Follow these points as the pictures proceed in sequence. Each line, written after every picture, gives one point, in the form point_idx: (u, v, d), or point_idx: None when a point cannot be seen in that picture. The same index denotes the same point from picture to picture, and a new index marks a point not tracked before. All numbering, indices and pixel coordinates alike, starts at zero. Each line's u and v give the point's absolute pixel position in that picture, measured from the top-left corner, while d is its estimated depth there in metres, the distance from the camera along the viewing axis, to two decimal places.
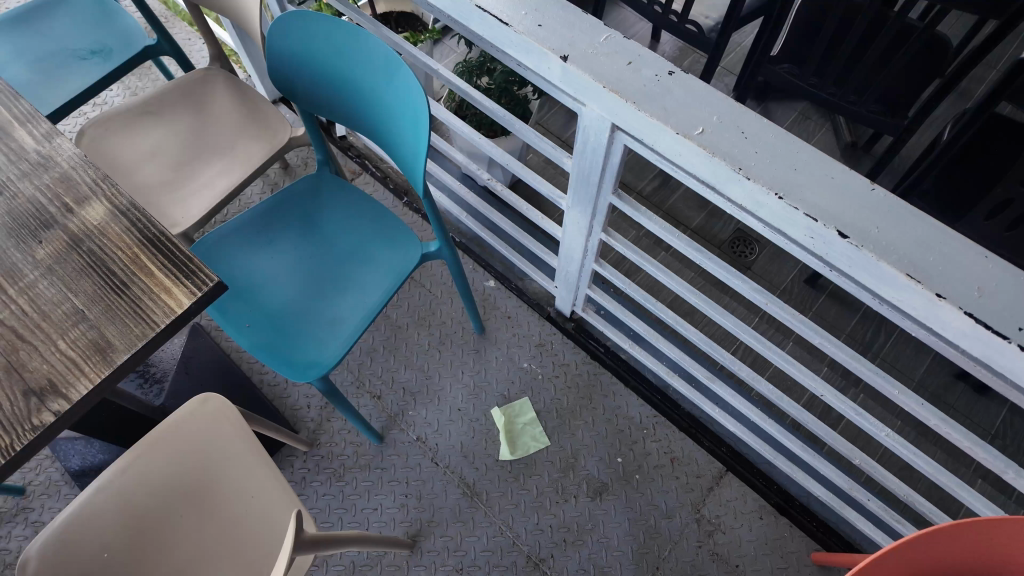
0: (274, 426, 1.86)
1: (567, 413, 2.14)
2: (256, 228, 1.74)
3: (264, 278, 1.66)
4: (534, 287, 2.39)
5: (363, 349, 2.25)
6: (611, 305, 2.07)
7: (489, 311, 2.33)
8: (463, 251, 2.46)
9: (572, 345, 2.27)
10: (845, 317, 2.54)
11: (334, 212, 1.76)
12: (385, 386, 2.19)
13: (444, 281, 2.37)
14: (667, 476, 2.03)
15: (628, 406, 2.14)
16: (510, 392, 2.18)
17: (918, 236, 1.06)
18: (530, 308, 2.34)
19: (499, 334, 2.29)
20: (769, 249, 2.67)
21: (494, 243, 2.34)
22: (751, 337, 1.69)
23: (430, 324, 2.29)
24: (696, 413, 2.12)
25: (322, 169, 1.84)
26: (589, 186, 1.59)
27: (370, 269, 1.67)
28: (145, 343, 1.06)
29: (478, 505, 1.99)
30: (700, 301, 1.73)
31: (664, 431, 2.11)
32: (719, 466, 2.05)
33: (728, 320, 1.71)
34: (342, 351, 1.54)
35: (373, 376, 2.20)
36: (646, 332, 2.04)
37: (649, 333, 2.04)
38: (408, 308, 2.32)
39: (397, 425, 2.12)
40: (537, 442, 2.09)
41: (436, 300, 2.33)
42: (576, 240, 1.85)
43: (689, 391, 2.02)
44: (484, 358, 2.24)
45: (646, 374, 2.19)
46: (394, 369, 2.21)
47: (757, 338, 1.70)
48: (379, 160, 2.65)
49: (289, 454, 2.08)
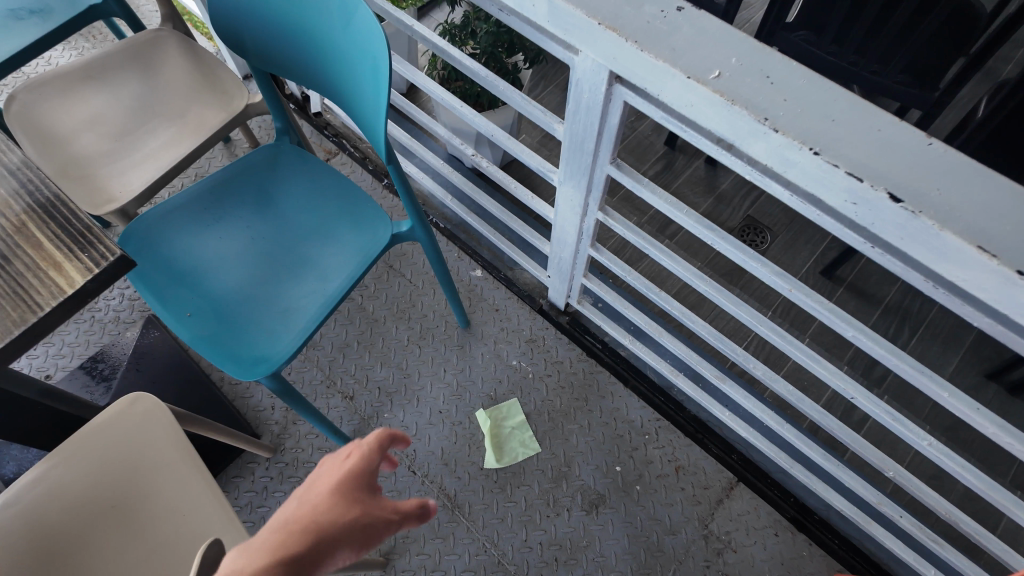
0: (229, 432, 1.65)
1: (560, 417, 1.92)
2: (205, 204, 1.53)
3: (212, 261, 1.45)
4: (524, 277, 2.17)
5: (335, 345, 2.04)
6: (609, 296, 1.86)
7: (475, 303, 2.12)
8: (448, 238, 2.25)
9: (567, 340, 2.06)
10: (865, 311, 2.32)
11: (294, 187, 1.55)
12: (359, 385, 1.97)
13: (425, 269, 2.16)
14: (671, 488, 1.81)
15: (628, 408, 1.93)
16: (497, 392, 1.97)
17: (989, 199, 0.85)
18: (520, 300, 2.13)
19: (485, 329, 2.07)
20: (782, 238, 2.46)
21: (481, 228, 2.12)
22: (769, 328, 1.46)
23: (410, 317, 2.08)
24: (703, 417, 1.90)
25: (281, 139, 1.63)
26: (583, 154, 1.38)
27: (332, 251, 1.46)
28: (24, 331, 0.85)
29: (459, 519, 1.78)
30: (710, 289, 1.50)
31: (667, 436, 1.89)
32: (730, 477, 1.84)
33: (744, 310, 1.48)
34: (295, 344, 1.33)
35: (345, 374, 1.99)
36: (648, 324, 1.82)
37: (651, 326, 1.82)
38: (385, 300, 2.11)
39: (370, 428, 1.91)
40: (528, 448, 1.87)
41: (416, 291, 2.12)
42: (570, 221, 1.63)
43: (695, 392, 1.81)
44: (468, 354, 2.03)
45: (647, 373, 1.97)
46: (369, 367, 2.00)
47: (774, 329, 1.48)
48: (357, 139, 2.45)
49: (250, 461, 1.87)
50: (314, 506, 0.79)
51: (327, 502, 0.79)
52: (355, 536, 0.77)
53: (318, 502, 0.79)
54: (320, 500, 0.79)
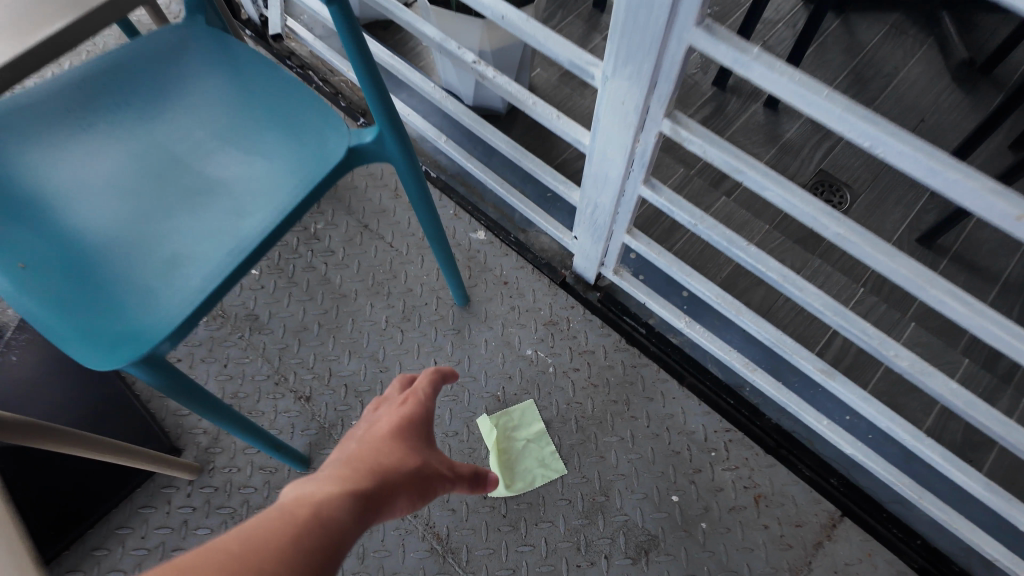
0: (139, 454, 1.16)
1: (593, 427, 1.41)
2: (69, 103, 1.01)
3: (71, 186, 0.94)
4: (541, 241, 1.65)
5: (287, 329, 1.51)
6: (662, 261, 1.34)
7: (476, 274, 1.58)
8: (442, 190, 1.71)
9: (599, 323, 1.54)
10: (979, 289, 1.81)
11: (207, 83, 1.03)
12: (318, 383, 1.45)
13: (411, 230, 1.64)
14: (749, 528, 1.30)
15: (685, 415, 1.42)
16: (505, 393, 1.45)
17: None
18: (536, 271, 1.60)
19: (490, 308, 1.55)
20: (864, 199, 1.95)
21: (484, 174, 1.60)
22: (947, 290, 0.87)
23: (389, 293, 1.56)
24: (790, 427, 1.39)
25: (193, 18, 1.11)
26: (653, 16, 0.85)
27: (257, 173, 0.94)
28: None
29: (453, 570, 1.27)
30: (845, 233, 0.93)
31: (741, 453, 1.37)
32: (832, 510, 1.32)
33: (905, 266, 0.89)
34: (186, 315, 0.82)
35: (300, 367, 1.47)
36: (719, 299, 1.29)
37: (724, 301, 1.29)
38: (358, 269, 1.59)
39: (333, 440, 1.39)
40: (550, 471, 1.36)
41: (399, 258, 1.60)
42: (616, 142, 1.11)
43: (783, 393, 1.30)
44: (467, 341, 1.51)
45: (709, 366, 1.46)
46: (332, 358, 1.48)
47: (955, 292, 0.88)
48: (328, 71, 1.94)
49: (165, 485, 1.36)
50: (375, 445, 0.68)
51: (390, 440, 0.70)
52: (420, 477, 0.68)
53: (383, 440, 0.69)
54: (385, 436, 0.70)
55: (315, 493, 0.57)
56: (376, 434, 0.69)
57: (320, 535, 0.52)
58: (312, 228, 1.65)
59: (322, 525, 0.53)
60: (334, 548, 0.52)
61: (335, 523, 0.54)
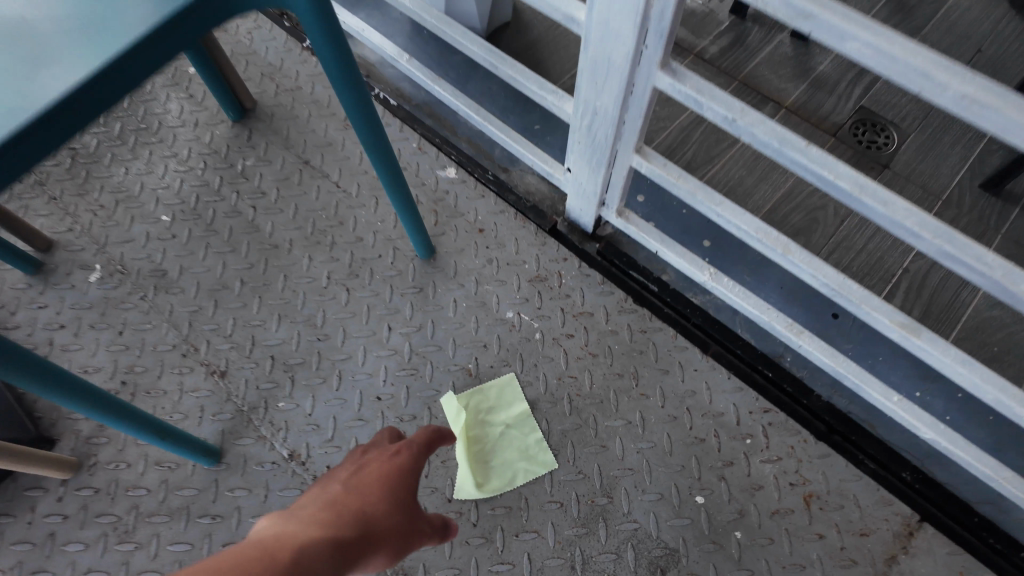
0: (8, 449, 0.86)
1: (591, 408, 1.09)
2: None
3: None
4: (525, 180, 1.32)
5: (202, 288, 1.19)
6: (682, 188, 1.01)
7: (443, 219, 1.25)
8: (404, 120, 1.37)
9: (599, 279, 1.21)
10: None
11: None
12: (237, 354, 1.13)
13: (363, 167, 1.31)
14: (799, 538, 0.98)
15: (711, 392, 1.10)
16: (479, 366, 1.13)
17: None
18: (520, 216, 1.27)
19: (460, 261, 1.22)
20: (913, 141, 1.64)
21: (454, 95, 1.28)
22: None
23: (332, 243, 1.23)
24: (845, 407, 1.09)
25: None
26: None
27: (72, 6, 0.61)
28: None
29: None
30: (982, 96, 0.60)
31: (784, 441, 1.05)
32: (907, 513, 1.00)
33: None
34: None
35: (215, 335, 1.14)
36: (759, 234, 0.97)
37: (764, 236, 0.97)
38: (294, 215, 1.26)
39: (252, 428, 1.07)
40: (534, 467, 1.04)
41: (347, 201, 1.27)
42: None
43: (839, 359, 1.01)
44: (430, 301, 1.18)
45: (740, 331, 1.15)
46: (257, 323, 1.15)
47: None
48: None
49: (31, 487, 1.04)
50: (362, 489, 0.59)
51: (379, 484, 0.61)
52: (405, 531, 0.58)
53: (370, 485, 0.60)
54: (375, 481, 0.60)
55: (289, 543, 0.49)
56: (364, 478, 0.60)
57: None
58: (240, 166, 1.32)
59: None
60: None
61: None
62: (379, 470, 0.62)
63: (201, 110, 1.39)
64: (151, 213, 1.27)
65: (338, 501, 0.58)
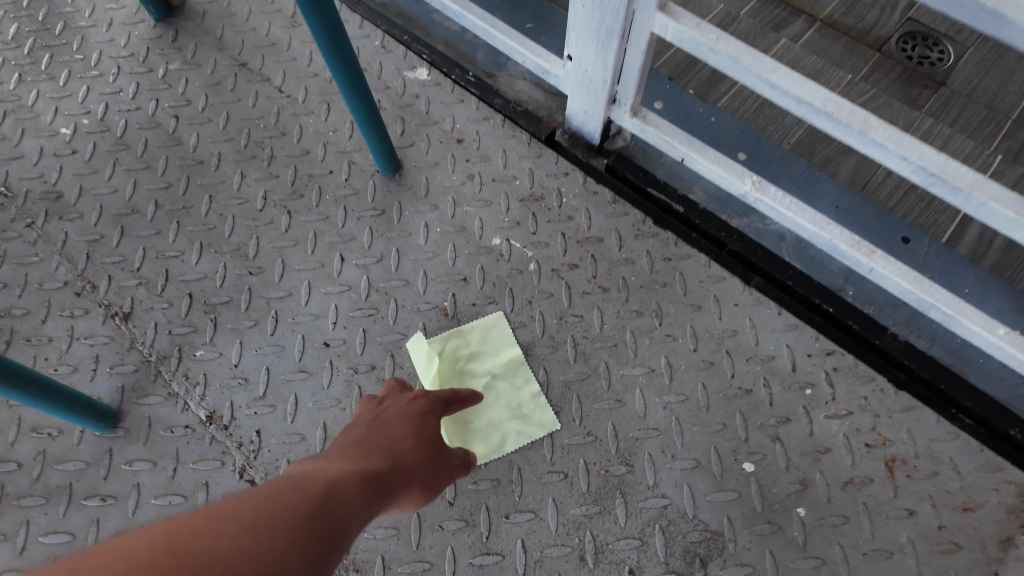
0: None
1: (602, 354, 0.84)
2: None
3: None
4: (515, 86, 1.05)
5: (106, 212, 0.94)
6: (722, 53, 0.76)
7: (413, 128, 1.01)
8: (363, 15, 1.11)
9: (609, 198, 0.96)
10: None
11: None
12: (146, 292, 0.88)
13: (313, 69, 1.06)
14: (882, 515, 0.74)
15: (756, 332, 0.85)
16: (457, 303, 0.88)
17: None
18: (509, 124, 1.02)
19: (434, 176, 0.97)
20: (975, 53, 1.38)
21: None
22: None
23: (272, 157, 0.98)
24: (926, 348, 0.84)
25: None
26: None
27: None
28: None
29: None
30: None
31: (854, 391, 0.81)
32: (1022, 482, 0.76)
33: None
34: None
35: (119, 269, 0.89)
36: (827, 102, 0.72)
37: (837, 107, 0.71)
38: (226, 125, 1.01)
39: (160, 383, 0.82)
40: (531, 430, 0.79)
41: (292, 108, 1.02)
42: None
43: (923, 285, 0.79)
44: (394, 226, 0.93)
45: (789, 258, 0.90)
46: (173, 254, 0.90)
47: None
48: None
49: None
50: (384, 433, 0.55)
51: (401, 427, 0.57)
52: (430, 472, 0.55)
53: (388, 429, 0.56)
54: (392, 426, 0.57)
55: (320, 471, 0.44)
56: (381, 423, 0.57)
57: (325, 521, 0.38)
58: (162, 71, 1.07)
59: (320, 506, 0.39)
60: (336, 545, 0.38)
61: (338, 508, 0.40)
62: (397, 414, 0.59)
63: (116, 7, 1.13)
64: (48, 125, 1.02)
65: (363, 443, 0.53)
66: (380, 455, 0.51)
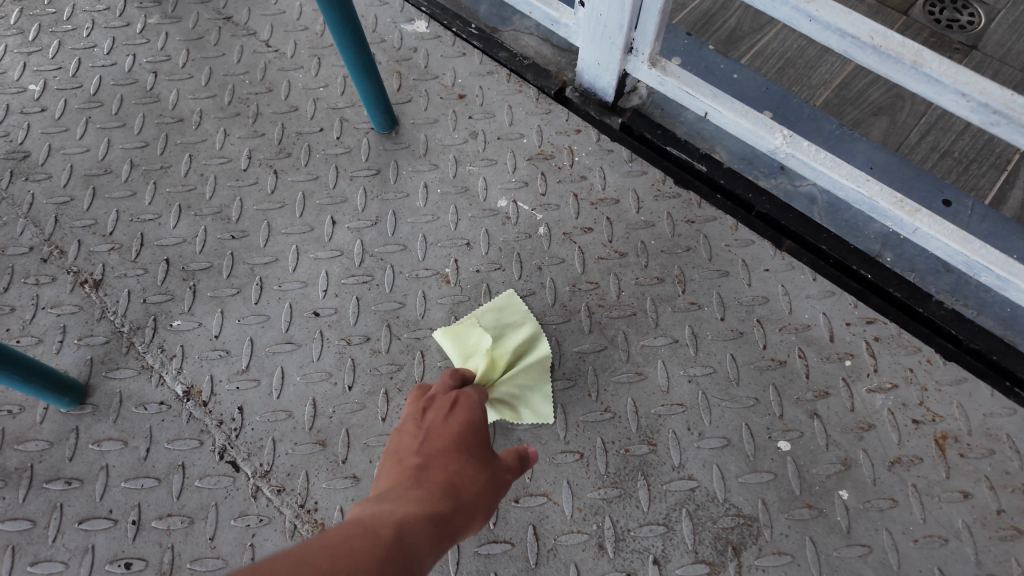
0: None
1: (620, 323, 0.76)
2: None
3: None
4: (521, 41, 0.97)
5: (77, 172, 0.86)
6: None
7: (411, 83, 0.93)
8: None
9: (625, 157, 0.89)
10: None
11: None
12: (119, 257, 0.80)
13: (303, 22, 0.98)
14: (934, 498, 0.66)
15: (789, 299, 0.77)
16: (460, 269, 0.80)
17: None
18: (515, 79, 0.94)
19: (433, 134, 0.89)
20: (1008, 17, 1.31)
21: None
22: None
23: (258, 114, 0.90)
24: (973, 317, 0.76)
25: None
26: None
27: None
28: None
29: None
30: None
31: (898, 363, 0.73)
32: None
33: None
34: None
35: (90, 233, 0.82)
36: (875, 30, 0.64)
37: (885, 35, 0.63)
38: (208, 80, 0.93)
39: (133, 356, 0.74)
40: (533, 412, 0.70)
41: (280, 62, 0.94)
42: None
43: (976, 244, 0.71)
44: (390, 187, 0.85)
45: (822, 222, 0.82)
46: (149, 216, 0.82)
47: None
48: None
49: None
50: (439, 455, 0.54)
51: (456, 445, 0.56)
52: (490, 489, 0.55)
53: (444, 449, 0.55)
54: (448, 446, 0.55)
55: (384, 517, 0.45)
56: (437, 444, 0.55)
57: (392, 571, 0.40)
58: (140, 25, 0.99)
59: (393, 557, 0.41)
60: None
61: (406, 564, 0.41)
62: (452, 427, 0.57)
63: None
64: (15, 81, 0.93)
65: (419, 470, 0.52)
66: (440, 486, 0.51)
